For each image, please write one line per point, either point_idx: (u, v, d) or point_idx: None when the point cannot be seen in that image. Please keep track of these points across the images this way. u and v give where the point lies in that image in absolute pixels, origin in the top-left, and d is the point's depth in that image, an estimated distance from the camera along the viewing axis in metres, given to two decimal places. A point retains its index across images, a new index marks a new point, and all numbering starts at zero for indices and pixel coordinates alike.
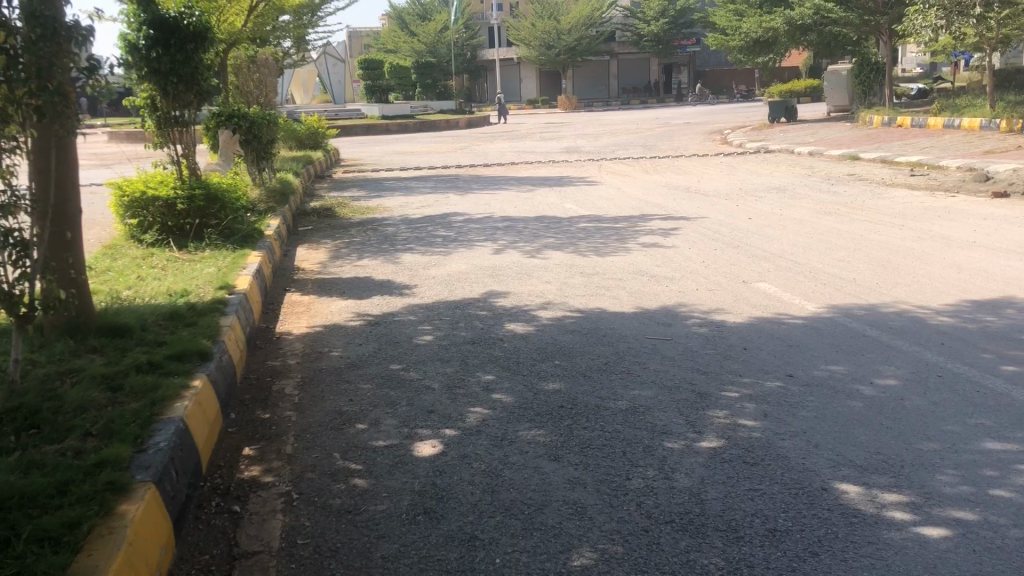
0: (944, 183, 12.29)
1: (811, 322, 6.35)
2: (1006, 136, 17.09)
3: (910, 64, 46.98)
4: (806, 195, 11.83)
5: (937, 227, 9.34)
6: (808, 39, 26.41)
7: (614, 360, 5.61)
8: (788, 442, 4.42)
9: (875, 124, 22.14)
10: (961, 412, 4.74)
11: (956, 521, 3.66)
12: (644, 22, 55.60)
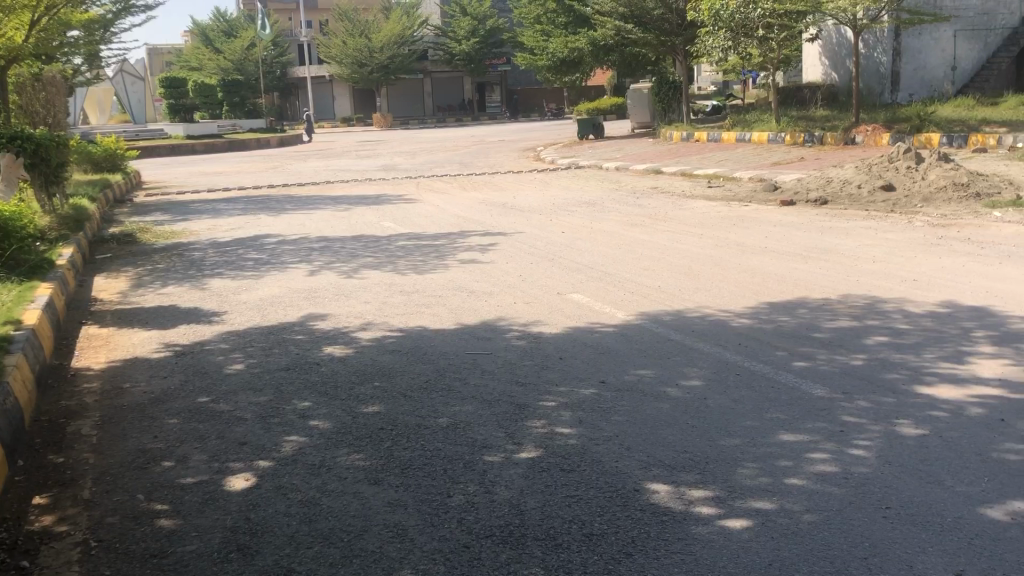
0: (738, 194, 13.14)
1: (622, 330, 6.60)
2: (790, 148, 18.51)
3: (705, 83, 49.91)
4: (614, 208, 12.31)
5: (733, 234, 9.97)
6: (611, 60, 27.78)
7: (434, 378, 5.61)
8: (602, 447, 4.56)
9: (675, 139, 23.44)
10: (759, 408, 5.06)
11: (757, 511, 3.90)
12: (455, 41, 56.32)
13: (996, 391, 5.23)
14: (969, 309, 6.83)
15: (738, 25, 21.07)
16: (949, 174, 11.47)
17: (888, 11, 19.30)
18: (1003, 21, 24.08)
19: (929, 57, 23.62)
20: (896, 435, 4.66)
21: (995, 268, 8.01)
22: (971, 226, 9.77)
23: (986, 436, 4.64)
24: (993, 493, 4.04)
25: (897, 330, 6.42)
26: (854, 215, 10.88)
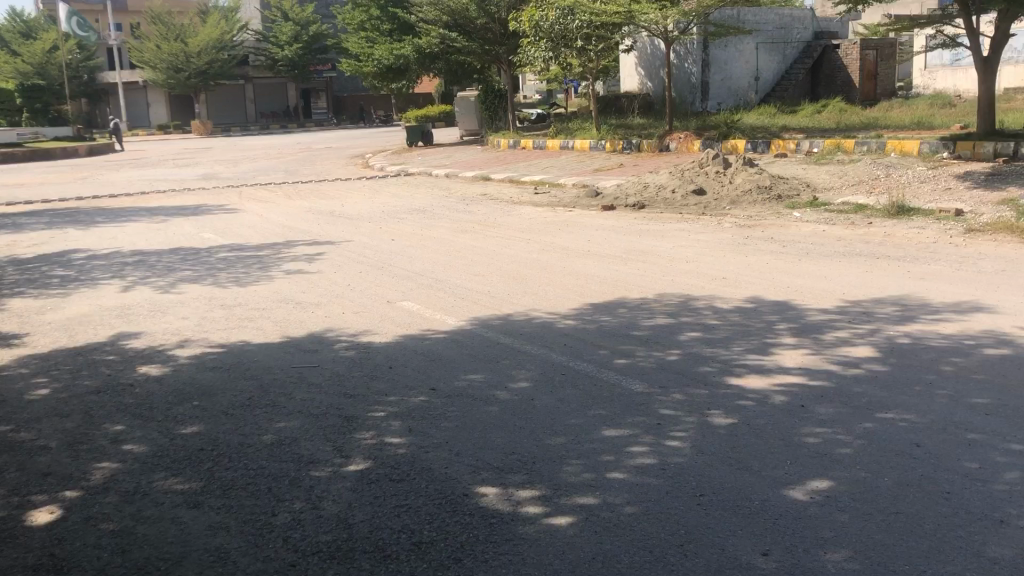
0: (563, 199, 13.52)
1: (452, 335, 6.65)
2: (611, 155, 19.19)
3: (530, 91, 50.93)
4: (442, 215, 12.37)
5: (559, 238, 10.25)
6: (437, 67, 27.90)
7: (258, 394, 5.44)
8: (431, 454, 4.58)
9: (503, 146, 23.82)
10: (583, 406, 5.22)
11: (581, 507, 4.03)
12: (277, 47, 54.91)
13: (797, 379, 5.63)
14: (773, 304, 7.32)
15: (558, 36, 21.52)
16: (754, 178, 12.29)
17: (696, 24, 20.37)
18: (798, 35, 26.43)
19: (735, 68, 25.10)
20: (708, 425, 4.94)
21: (795, 264, 8.63)
22: (774, 226, 10.49)
23: (788, 421, 5.00)
24: (795, 474, 4.35)
25: (709, 325, 6.79)
26: (670, 218, 11.44)
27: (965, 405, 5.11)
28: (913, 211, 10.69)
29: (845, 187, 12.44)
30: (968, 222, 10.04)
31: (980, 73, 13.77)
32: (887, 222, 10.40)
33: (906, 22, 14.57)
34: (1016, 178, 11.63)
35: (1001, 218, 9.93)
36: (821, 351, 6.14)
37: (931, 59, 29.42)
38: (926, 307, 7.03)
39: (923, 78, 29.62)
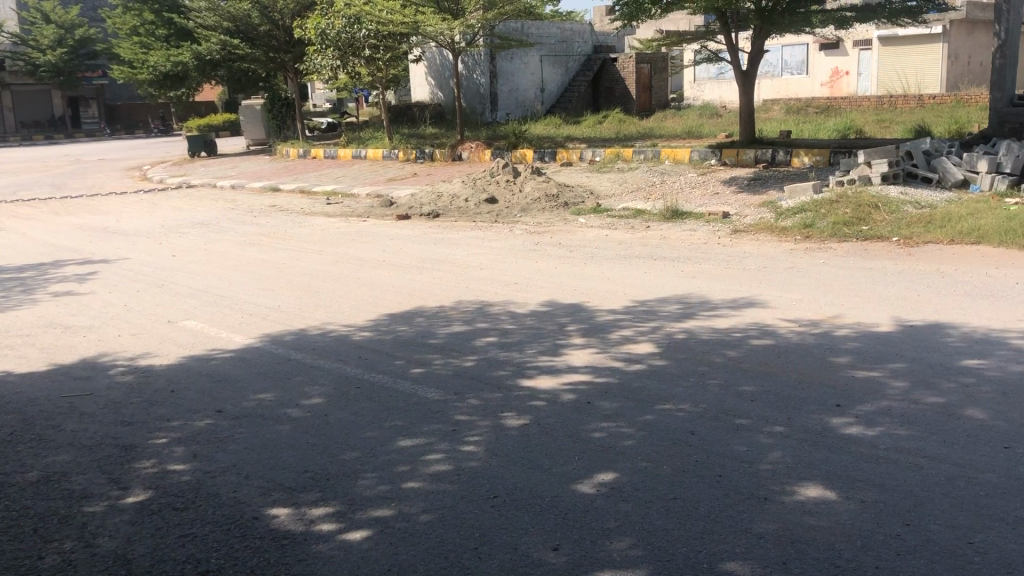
0: (356, 209, 13.39)
1: (240, 354, 6.41)
2: (404, 164, 19.20)
3: (320, 99, 50.05)
4: (229, 228, 11.90)
5: (352, 249, 10.13)
6: (219, 74, 26.83)
7: (22, 428, 5.01)
8: (218, 479, 4.39)
9: (292, 156, 23.24)
10: (378, 418, 5.18)
11: (376, 520, 4.01)
12: (38, 50, 50.71)
13: (586, 377, 5.87)
14: (563, 306, 7.58)
15: (346, 45, 21.33)
16: (542, 186, 12.72)
17: (482, 36, 20.83)
18: (579, 48, 27.66)
19: (520, 79, 25.87)
20: (501, 428, 5.04)
21: (582, 268, 8.99)
22: (562, 232, 10.89)
23: (577, 418, 5.19)
24: (583, 469, 4.53)
25: (503, 330, 6.94)
26: (463, 226, 11.61)
27: (734, 393, 5.51)
28: (686, 215, 11.45)
29: (626, 193, 13.11)
30: (734, 223, 10.88)
31: (740, 86, 14.96)
32: (664, 225, 11.07)
33: (674, 38, 15.59)
34: (773, 182, 12.74)
35: (761, 219, 10.84)
36: (607, 349, 6.44)
37: (698, 72, 31.66)
38: (700, 304, 7.53)
39: (692, 90, 31.85)
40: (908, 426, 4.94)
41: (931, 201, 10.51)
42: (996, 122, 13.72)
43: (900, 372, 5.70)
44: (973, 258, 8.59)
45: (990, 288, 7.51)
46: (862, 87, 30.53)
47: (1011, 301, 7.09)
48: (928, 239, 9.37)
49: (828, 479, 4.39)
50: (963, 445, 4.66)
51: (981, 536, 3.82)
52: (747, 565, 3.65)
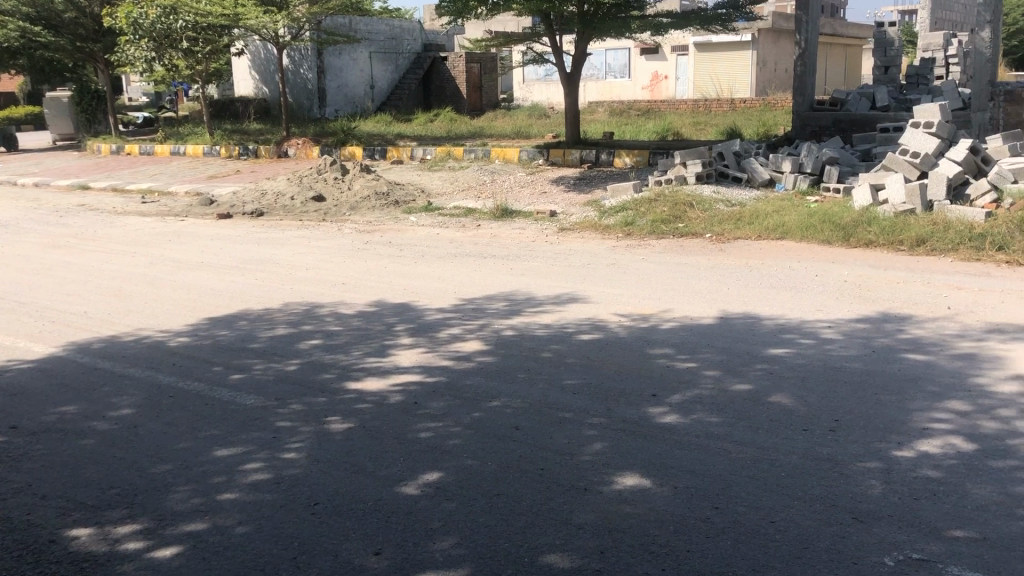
0: (174, 208, 12.77)
1: (39, 364, 5.96)
2: (227, 161, 18.52)
3: (136, 92, 47.44)
4: (29, 229, 11.07)
5: (167, 250, 9.65)
6: (19, 63, 24.91)
7: None
8: (11, 501, 4.07)
9: (104, 152, 21.89)
10: (193, 427, 4.95)
11: (187, 535, 3.82)
12: None
13: (413, 377, 5.83)
14: (391, 306, 7.51)
15: (161, 35, 20.48)
16: (371, 185, 12.58)
17: (307, 29, 20.37)
18: (408, 46, 27.53)
19: (349, 76, 25.50)
20: (325, 433, 4.92)
21: (411, 266, 8.95)
22: (392, 231, 10.80)
23: (403, 419, 5.15)
24: (407, 470, 4.49)
25: (329, 332, 6.78)
26: (289, 225, 11.31)
27: (558, 387, 5.62)
28: (515, 213, 11.61)
29: (456, 192, 13.16)
30: (560, 222, 11.13)
31: (565, 87, 15.32)
32: (493, 223, 11.18)
33: (502, 38, 15.79)
34: (598, 181, 13.13)
35: (586, 217, 11.15)
36: (435, 348, 6.41)
37: (527, 73, 32.26)
38: (527, 301, 7.64)
39: (521, 90, 32.42)
40: (719, 412, 5.20)
41: (740, 200, 11.14)
42: (799, 125, 14.72)
43: (712, 362, 5.99)
44: (778, 253, 9.16)
45: (793, 281, 8.03)
46: (679, 91, 32.04)
47: (812, 293, 7.61)
48: (738, 235, 9.92)
49: (644, 468, 4.55)
50: (767, 430, 4.95)
51: (781, 515, 4.06)
52: (566, 557, 3.72)
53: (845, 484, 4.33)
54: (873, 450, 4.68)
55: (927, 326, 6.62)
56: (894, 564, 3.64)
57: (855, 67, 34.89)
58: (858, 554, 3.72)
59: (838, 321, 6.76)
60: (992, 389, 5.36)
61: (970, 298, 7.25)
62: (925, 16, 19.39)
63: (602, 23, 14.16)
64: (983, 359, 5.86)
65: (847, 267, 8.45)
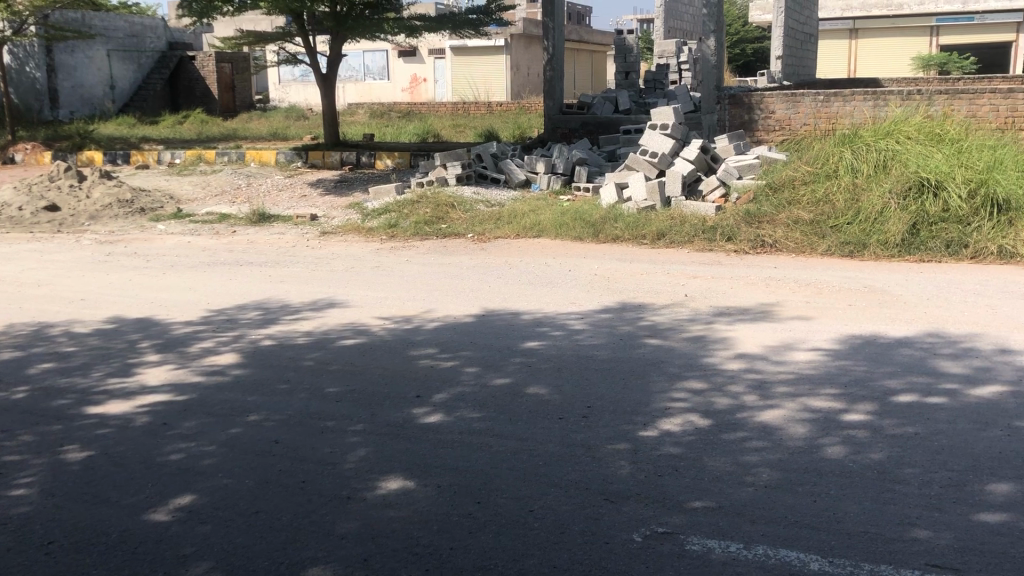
0: None
1: None
2: None
3: None
4: None
5: None
6: None
7: None
8: None
9: None
10: None
11: None
12: None
13: (160, 396, 5.50)
14: (136, 322, 7.04)
15: None
16: (112, 192, 11.73)
17: (31, 24, 18.67)
18: (151, 44, 25.95)
19: (85, 75, 23.62)
20: (60, 463, 4.53)
21: (160, 278, 8.45)
22: (137, 240, 10.13)
23: (152, 442, 4.84)
24: (156, 496, 4.22)
25: (64, 353, 6.25)
26: (16, 238, 10.28)
27: (320, 395, 5.51)
28: (273, 218, 11.26)
29: (209, 197, 12.56)
30: (322, 226, 10.92)
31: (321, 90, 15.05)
32: (249, 229, 10.76)
33: (253, 37, 15.27)
34: (358, 184, 12.99)
35: (348, 220, 11.01)
36: (185, 364, 6.08)
37: (282, 74, 31.51)
38: (285, 309, 7.44)
39: (277, 91, 31.54)
40: (480, 408, 5.31)
41: (498, 200, 11.45)
42: (550, 127, 15.31)
43: (471, 360, 6.11)
44: (535, 249, 9.52)
45: (548, 276, 8.37)
46: (438, 93, 32.44)
47: (566, 288, 7.95)
48: (498, 234, 10.19)
49: (406, 470, 4.56)
50: (526, 421, 5.12)
51: (540, 503, 4.22)
52: (329, 568, 3.65)
53: (597, 466, 4.58)
54: (621, 432, 4.97)
55: (666, 312, 7.13)
56: (642, 539, 3.88)
57: (600, 72, 36.99)
58: (609, 533, 3.94)
59: (587, 313, 7.12)
60: (721, 367, 5.88)
61: (703, 285, 7.89)
62: (659, 23, 20.60)
63: (354, 24, 14.06)
64: (713, 340, 6.40)
65: (597, 261, 8.91)
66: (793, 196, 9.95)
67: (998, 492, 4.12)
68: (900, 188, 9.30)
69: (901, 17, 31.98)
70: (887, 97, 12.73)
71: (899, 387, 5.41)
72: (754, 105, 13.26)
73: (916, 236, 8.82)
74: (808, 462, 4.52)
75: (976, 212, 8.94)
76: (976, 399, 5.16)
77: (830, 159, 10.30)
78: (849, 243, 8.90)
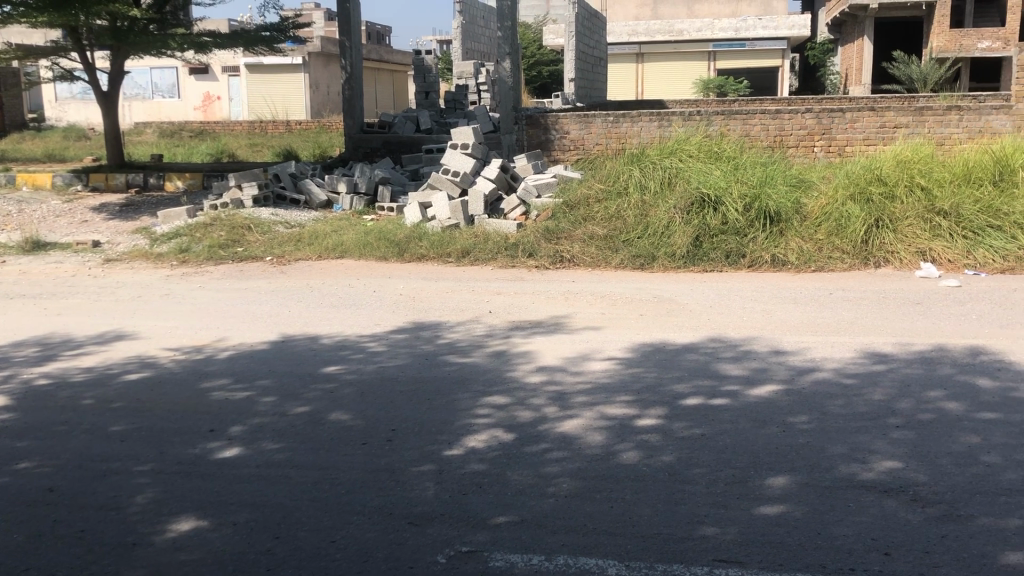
0: None
1: None
2: None
3: None
4: None
5: None
6: None
7: None
8: None
9: None
10: None
11: None
12: None
13: None
14: None
15: None
16: None
17: None
18: None
19: None
20: None
21: None
22: None
23: None
24: None
25: None
26: None
27: (101, 436, 5.12)
28: (49, 245, 10.43)
29: None
30: (105, 253, 10.22)
31: (102, 108, 14.13)
32: (20, 259, 9.89)
33: (21, 51, 14.12)
34: (146, 208, 12.26)
35: (135, 246, 10.38)
36: None
37: (59, 90, 29.37)
38: (62, 344, 6.89)
39: (53, 110, 29.32)
40: (279, 439, 5.12)
41: (298, 221, 11.18)
42: (351, 146, 15.14)
43: (270, 389, 5.88)
44: (337, 271, 9.35)
45: (352, 297, 8.24)
46: (233, 112, 31.41)
47: (369, 309, 7.83)
48: (298, 256, 9.91)
49: (199, 509, 4.31)
50: (328, 449, 4.98)
51: (342, 533, 4.11)
52: None
53: (401, 490, 4.52)
54: (425, 453, 4.94)
55: (469, 329, 7.18)
56: (446, 560, 3.86)
57: (400, 92, 37.02)
58: (414, 557, 3.89)
59: (391, 334, 7.06)
60: (523, 380, 5.98)
61: (506, 301, 8.02)
62: (457, 45, 20.79)
63: (136, 40, 13.29)
64: (514, 355, 6.50)
65: (400, 280, 8.87)
66: (587, 213, 10.34)
67: (775, 485, 4.42)
68: (683, 204, 9.87)
69: (682, 42, 34.15)
70: (670, 118, 13.48)
71: (687, 391, 5.71)
72: (549, 125, 13.77)
73: (700, 248, 9.39)
74: (605, 469, 4.67)
75: (752, 224, 9.63)
76: (755, 399, 5.53)
77: (620, 176, 10.78)
78: (640, 257, 9.34)
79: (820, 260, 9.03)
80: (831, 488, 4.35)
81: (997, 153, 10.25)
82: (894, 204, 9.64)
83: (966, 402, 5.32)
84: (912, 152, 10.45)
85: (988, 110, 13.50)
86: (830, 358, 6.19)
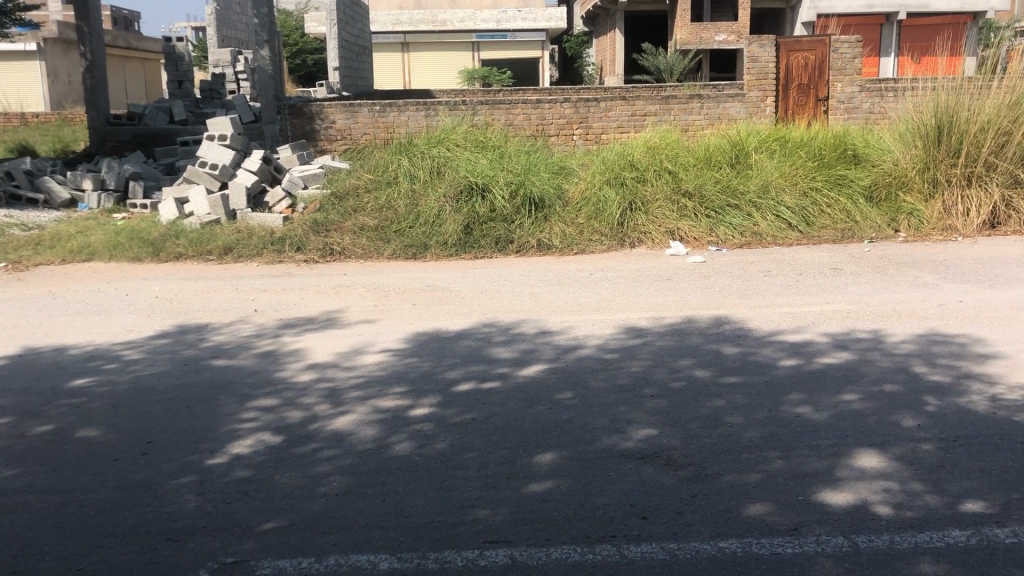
0: None
1: None
2: None
3: None
4: None
5: None
6: None
7: None
8: None
9: None
10: None
11: None
12: None
13: None
14: None
15: None
16: None
17: None
18: None
19: None
20: None
21: None
22: None
23: None
24: None
25: None
26: None
27: None
28: None
29: None
30: None
31: None
32: None
33: None
34: None
35: None
36: None
37: None
38: None
39: None
40: (16, 463, 4.64)
41: (36, 223, 10.24)
42: (97, 140, 14.02)
43: (6, 409, 5.31)
44: (83, 274, 8.64)
45: (101, 302, 7.64)
46: None
47: (122, 314, 7.29)
48: (38, 261, 9.03)
49: None
50: (73, 469, 4.57)
51: (90, 558, 3.78)
52: None
53: (159, 505, 4.23)
54: (186, 465, 4.65)
55: (231, 330, 6.86)
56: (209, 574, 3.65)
57: (151, 81, 34.85)
58: None
59: (146, 340, 6.60)
60: (292, 380, 5.79)
61: (273, 298, 7.74)
62: (213, 32, 19.78)
63: None
64: (282, 353, 6.29)
65: (157, 281, 8.33)
66: (357, 204, 10.18)
67: (543, 462, 4.55)
68: (452, 192, 9.95)
69: (445, 32, 34.49)
70: (436, 108, 13.55)
71: (458, 377, 5.75)
72: (314, 114, 13.41)
73: (469, 236, 9.52)
74: (377, 463, 4.61)
75: (517, 211, 9.87)
76: (523, 380, 5.66)
77: (389, 166, 10.72)
78: (411, 246, 9.31)
79: (582, 243, 9.44)
80: (594, 460, 4.53)
81: (733, 138, 11.12)
82: (646, 186, 10.23)
83: (712, 368, 5.74)
84: (660, 139, 11.11)
85: (724, 99, 14.68)
86: (592, 336, 6.46)
